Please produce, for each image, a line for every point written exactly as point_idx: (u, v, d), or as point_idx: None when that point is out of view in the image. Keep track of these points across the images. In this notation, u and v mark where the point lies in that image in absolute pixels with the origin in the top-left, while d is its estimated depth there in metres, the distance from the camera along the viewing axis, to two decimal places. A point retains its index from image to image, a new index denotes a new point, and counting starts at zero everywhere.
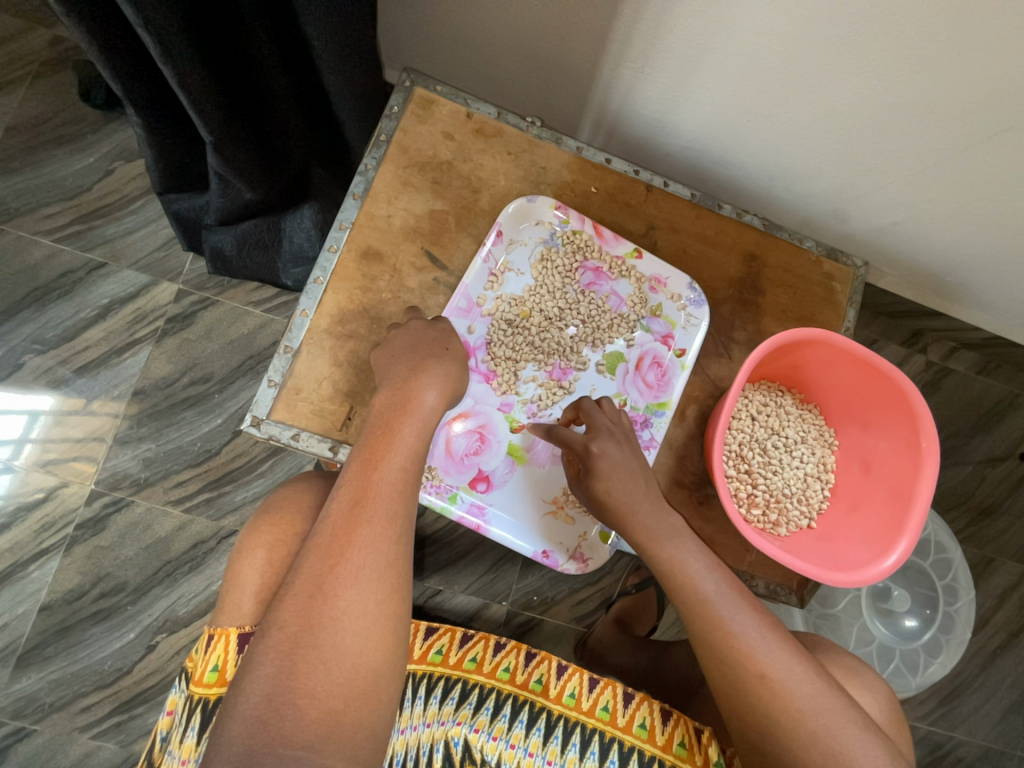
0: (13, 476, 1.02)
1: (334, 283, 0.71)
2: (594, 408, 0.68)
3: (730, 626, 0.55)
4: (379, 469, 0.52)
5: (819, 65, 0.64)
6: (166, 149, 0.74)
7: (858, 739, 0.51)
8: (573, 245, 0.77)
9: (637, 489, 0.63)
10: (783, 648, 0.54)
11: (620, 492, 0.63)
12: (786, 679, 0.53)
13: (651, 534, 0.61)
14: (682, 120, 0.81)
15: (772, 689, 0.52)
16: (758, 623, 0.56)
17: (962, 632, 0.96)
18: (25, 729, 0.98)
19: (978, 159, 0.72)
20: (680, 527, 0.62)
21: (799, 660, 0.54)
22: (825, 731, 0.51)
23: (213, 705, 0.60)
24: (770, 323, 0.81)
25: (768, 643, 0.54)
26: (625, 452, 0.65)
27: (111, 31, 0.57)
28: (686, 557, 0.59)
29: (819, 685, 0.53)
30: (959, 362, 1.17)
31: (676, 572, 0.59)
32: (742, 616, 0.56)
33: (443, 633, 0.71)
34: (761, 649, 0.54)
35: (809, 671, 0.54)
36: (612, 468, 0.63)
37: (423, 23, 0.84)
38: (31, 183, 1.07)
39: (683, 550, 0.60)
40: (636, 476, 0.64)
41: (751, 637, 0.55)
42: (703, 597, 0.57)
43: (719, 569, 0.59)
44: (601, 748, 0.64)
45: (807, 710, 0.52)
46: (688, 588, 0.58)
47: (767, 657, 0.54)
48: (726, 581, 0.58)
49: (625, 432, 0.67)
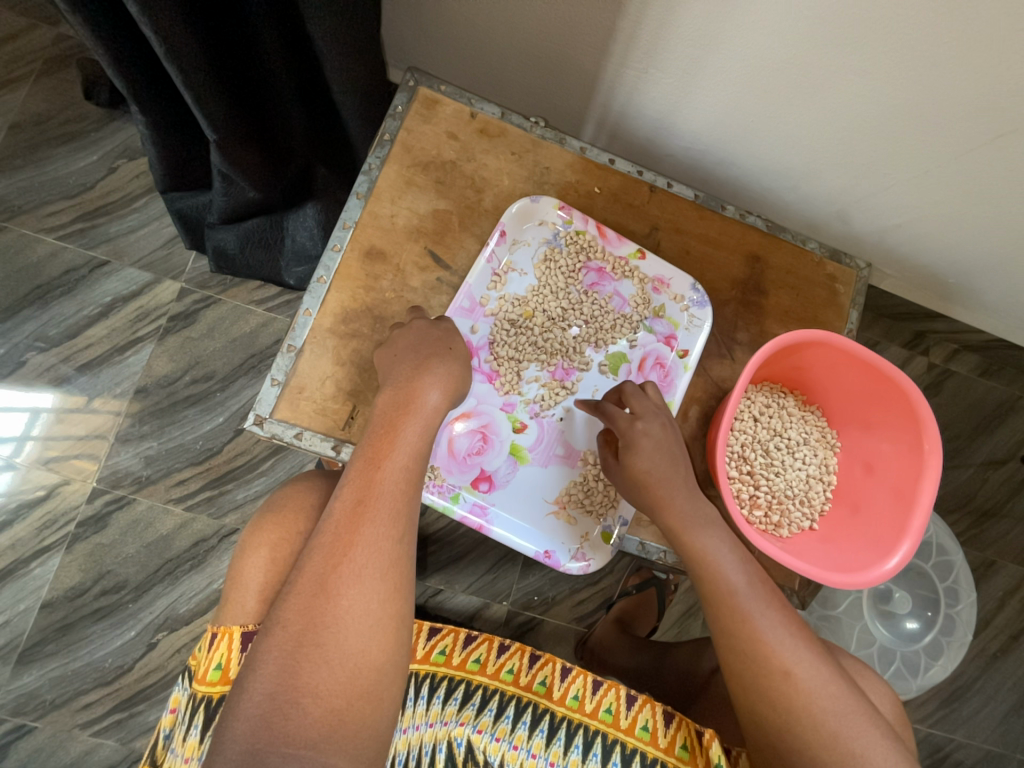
0: (15, 473, 1.02)
1: (338, 283, 0.71)
2: (639, 390, 0.68)
3: (756, 621, 0.55)
4: (381, 469, 0.52)
5: (823, 66, 0.64)
6: (170, 148, 0.74)
7: (876, 743, 0.51)
8: (576, 245, 0.77)
9: (677, 474, 0.63)
10: (809, 649, 0.55)
11: (661, 472, 0.62)
12: (810, 679, 0.53)
13: (686, 521, 0.60)
14: (685, 121, 0.81)
15: (795, 687, 0.53)
16: (785, 621, 0.56)
17: (964, 633, 0.96)
18: (26, 727, 0.98)
19: (982, 161, 0.72)
20: (715, 518, 0.61)
21: (823, 661, 0.54)
22: (845, 733, 0.51)
23: (215, 704, 0.60)
24: (773, 324, 0.81)
25: (795, 641, 0.55)
26: (668, 435, 0.64)
27: (116, 29, 0.57)
28: (718, 549, 0.59)
29: (841, 687, 0.53)
30: (961, 364, 1.17)
31: (706, 563, 0.59)
32: (769, 613, 0.56)
33: (446, 634, 0.72)
34: (786, 647, 0.54)
35: (832, 674, 0.54)
36: (655, 447, 0.63)
37: (427, 23, 0.84)
38: (33, 181, 1.07)
39: (715, 541, 0.59)
40: (676, 460, 0.63)
41: (778, 635, 0.55)
42: (732, 590, 0.57)
43: (750, 563, 0.59)
44: (604, 750, 0.63)
45: (829, 710, 0.52)
46: (717, 580, 0.58)
47: (792, 655, 0.54)
48: (757, 578, 0.58)
49: (669, 416, 0.67)
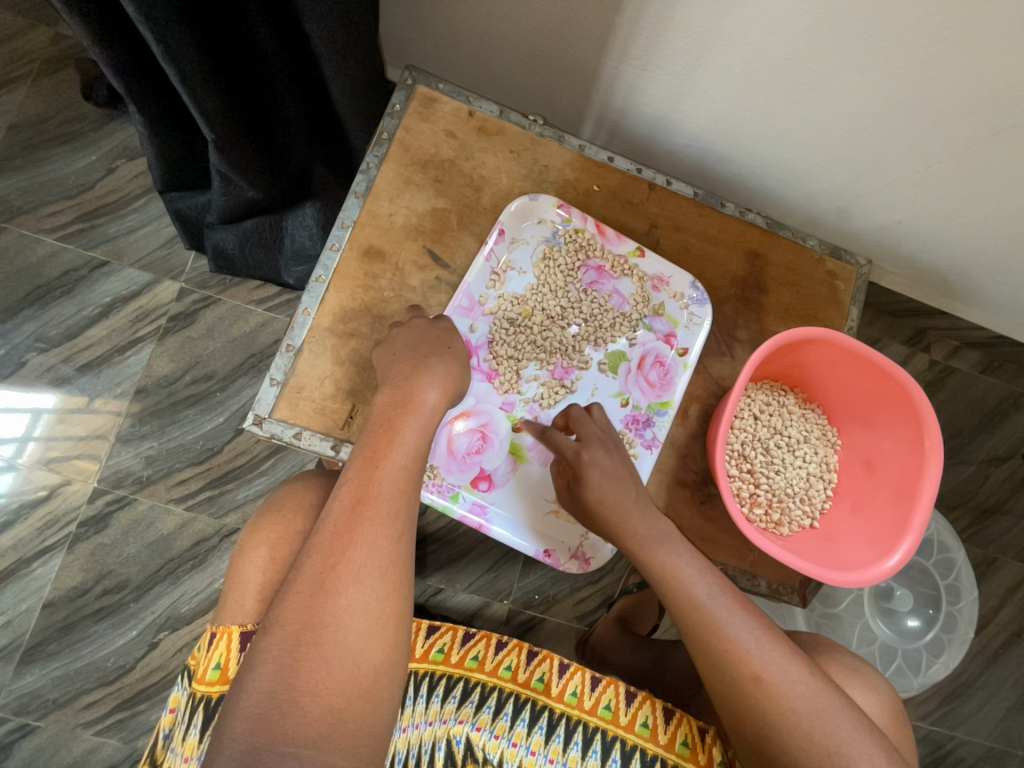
0: (16, 473, 1.02)
1: (336, 282, 0.71)
2: (584, 415, 0.70)
3: (723, 630, 0.55)
4: (380, 468, 0.52)
5: (824, 63, 0.64)
6: (169, 149, 0.74)
7: (854, 739, 0.51)
8: (575, 243, 0.77)
9: (627, 498, 0.63)
10: (779, 651, 0.54)
11: (612, 499, 0.63)
12: (780, 682, 0.52)
13: (642, 540, 0.61)
14: (685, 118, 0.81)
15: (767, 692, 0.52)
16: (751, 625, 0.55)
17: (965, 631, 0.96)
18: (29, 725, 0.98)
19: (983, 157, 0.72)
20: (670, 532, 0.61)
21: (794, 660, 0.54)
22: (820, 733, 0.51)
23: (215, 702, 0.60)
24: (773, 322, 0.80)
25: (763, 645, 0.54)
26: (615, 459, 0.66)
27: (112, 29, 0.57)
28: (677, 563, 0.59)
29: (814, 685, 0.53)
30: (963, 361, 1.16)
31: (667, 578, 0.59)
32: (734, 618, 0.55)
33: (444, 632, 0.71)
34: (754, 652, 0.54)
35: (804, 672, 0.53)
36: (603, 476, 0.64)
37: (425, 22, 0.84)
38: (33, 182, 1.07)
39: (674, 555, 0.59)
40: (626, 483, 0.64)
41: (745, 641, 0.54)
42: (695, 601, 0.57)
43: (712, 571, 0.59)
44: (603, 747, 0.64)
45: (802, 711, 0.51)
46: (681, 593, 0.58)
47: (761, 660, 0.53)
48: (718, 584, 0.58)
49: (615, 439, 0.69)
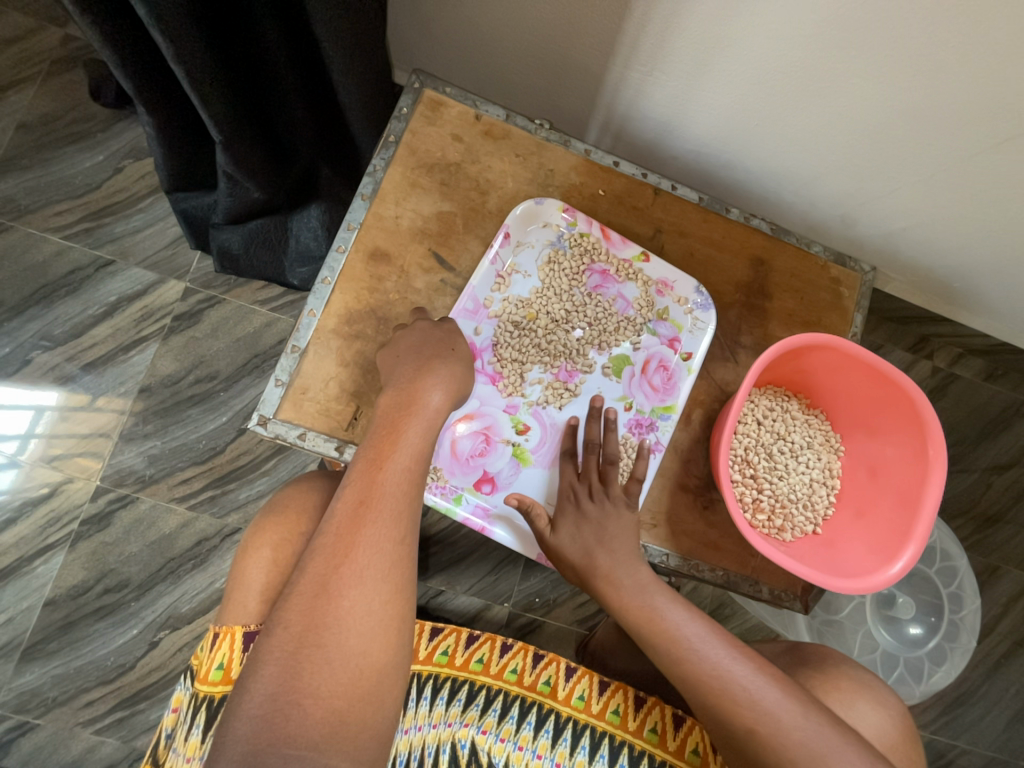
0: (18, 471, 1.03)
1: (342, 283, 0.71)
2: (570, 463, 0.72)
3: (712, 684, 0.55)
4: (384, 470, 0.52)
5: (829, 69, 0.64)
6: (177, 148, 0.74)
7: None
8: (581, 247, 0.77)
9: (600, 539, 0.65)
10: (771, 697, 0.53)
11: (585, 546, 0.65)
12: (774, 732, 0.52)
13: (617, 588, 0.62)
14: (690, 124, 0.81)
15: (761, 742, 0.52)
16: (742, 672, 0.55)
17: (967, 640, 0.98)
18: (28, 723, 0.98)
19: (988, 165, 0.72)
20: (647, 582, 0.62)
21: (788, 705, 0.53)
22: None
23: (218, 702, 0.61)
24: (777, 327, 0.81)
25: (753, 695, 0.53)
26: (594, 505, 0.68)
27: (122, 31, 0.57)
28: (659, 614, 0.60)
29: (811, 730, 0.52)
30: (966, 368, 1.16)
31: (653, 631, 0.59)
32: (722, 669, 0.55)
33: (449, 633, 0.70)
34: (745, 702, 0.53)
35: (799, 717, 0.52)
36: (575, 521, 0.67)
37: (432, 27, 0.84)
38: (40, 181, 1.07)
39: (655, 606, 0.60)
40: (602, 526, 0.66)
41: (737, 689, 0.54)
42: (682, 655, 0.57)
43: (694, 622, 0.59)
44: (610, 751, 0.64)
45: (798, 758, 0.51)
46: (669, 648, 0.58)
47: (753, 711, 0.53)
48: (704, 633, 0.58)
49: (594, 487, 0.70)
